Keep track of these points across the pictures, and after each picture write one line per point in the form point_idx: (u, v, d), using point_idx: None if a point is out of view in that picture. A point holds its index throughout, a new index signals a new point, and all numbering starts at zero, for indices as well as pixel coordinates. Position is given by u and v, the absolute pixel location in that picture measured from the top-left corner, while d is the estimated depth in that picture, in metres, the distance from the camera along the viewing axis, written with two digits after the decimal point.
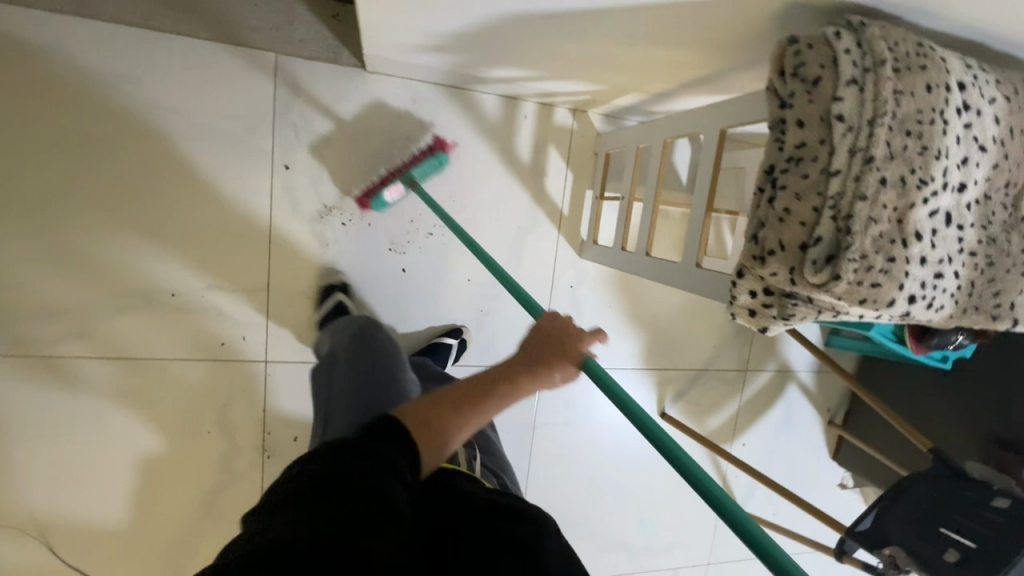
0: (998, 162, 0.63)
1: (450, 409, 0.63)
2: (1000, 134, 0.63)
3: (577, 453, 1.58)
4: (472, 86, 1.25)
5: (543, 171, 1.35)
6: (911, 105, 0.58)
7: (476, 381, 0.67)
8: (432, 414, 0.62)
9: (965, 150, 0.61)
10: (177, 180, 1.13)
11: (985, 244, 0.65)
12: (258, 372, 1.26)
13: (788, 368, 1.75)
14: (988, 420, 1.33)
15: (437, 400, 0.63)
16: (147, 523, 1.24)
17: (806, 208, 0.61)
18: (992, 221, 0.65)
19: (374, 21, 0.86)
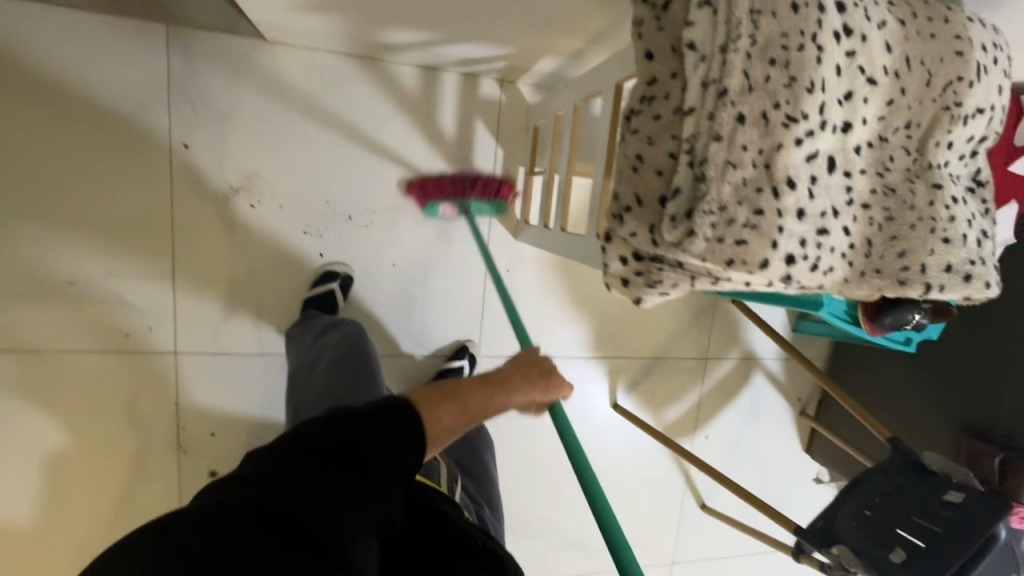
0: (893, 98, 0.54)
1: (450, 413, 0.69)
2: (893, 65, 0.53)
3: (524, 449, 1.49)
4: (385, 57, 1.18)
5: (470, 146, 1.28)
6: (773, 27, 0.49)
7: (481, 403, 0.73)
8: (439, 400, 0.68)
9: (848, 83, 0.52)
10: (67, 163, 1.08)
11: (883, 195, 0.56)
12: (168, 365, 1.20)
13: (753, 356, 1.64)
14: (958, 406, 1.22)
15: (443, 396, 0.69)
16: (56, 522, 1.20)
17: (662, 155, 0.52)
18: (889, 168, 0.56)
19: None
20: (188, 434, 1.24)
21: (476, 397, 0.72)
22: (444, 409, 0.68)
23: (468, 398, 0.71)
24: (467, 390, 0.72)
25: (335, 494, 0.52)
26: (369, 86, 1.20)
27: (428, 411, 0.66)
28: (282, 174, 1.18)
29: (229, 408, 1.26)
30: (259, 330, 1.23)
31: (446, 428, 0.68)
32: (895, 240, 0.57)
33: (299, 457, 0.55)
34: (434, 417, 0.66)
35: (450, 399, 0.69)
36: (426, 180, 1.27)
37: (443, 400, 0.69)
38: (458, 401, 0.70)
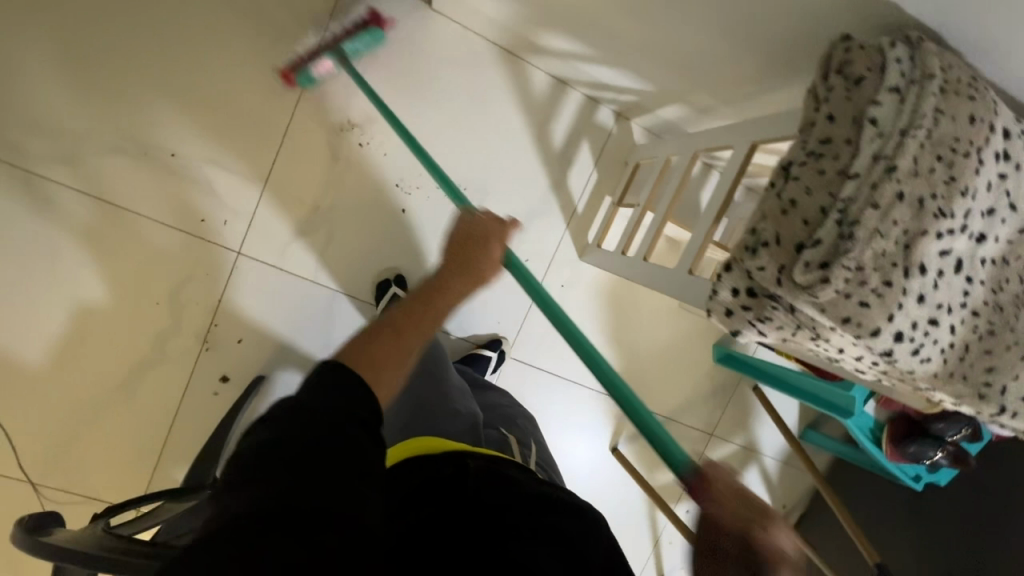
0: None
1: (385, 336, 0.67)
2: None
3: None
4: (526, 57, 1.26)
5: (570, 161, 1.34)
6: (949, 129, 0.55)
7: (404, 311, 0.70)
8: (378, 347, 0.65)
9: (994, 200, 0.57)
10: (219, 52, 1.17)
11: (991, 309, 0.60)
12: (226, 262, 1.23)
13: (755, 448, 1.66)
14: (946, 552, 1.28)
15: (379, 335, 0.66)
16: (59, 376, 1.19)
17: (813, 207, 0.57)
18: (1003, 288, 0.60)
19: None
20: (217, 333, 1.25)
21: (416, 330, 0.69)
22: (382, 352, 0.65)
23: (387, 327, 0.68)
24: (395, 321, 0.69)
25: (350, 482, 0.53)
26: (502, 77, 1.27)
27: (367, 364, 0.62)
28: (396, 127, 1.24)
29: (263, 322, 1.28)
30: (321, 259, 1.28)
31: (396, 363, 0.65)
32: (988, 354, 0.61)
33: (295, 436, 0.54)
34: (378, 364, 0.63)
35: (388, 331, 0.67)
36: (520, 178, 1.32)
37: (377, 343, 0.65)
38: (395, 337, 0.67)
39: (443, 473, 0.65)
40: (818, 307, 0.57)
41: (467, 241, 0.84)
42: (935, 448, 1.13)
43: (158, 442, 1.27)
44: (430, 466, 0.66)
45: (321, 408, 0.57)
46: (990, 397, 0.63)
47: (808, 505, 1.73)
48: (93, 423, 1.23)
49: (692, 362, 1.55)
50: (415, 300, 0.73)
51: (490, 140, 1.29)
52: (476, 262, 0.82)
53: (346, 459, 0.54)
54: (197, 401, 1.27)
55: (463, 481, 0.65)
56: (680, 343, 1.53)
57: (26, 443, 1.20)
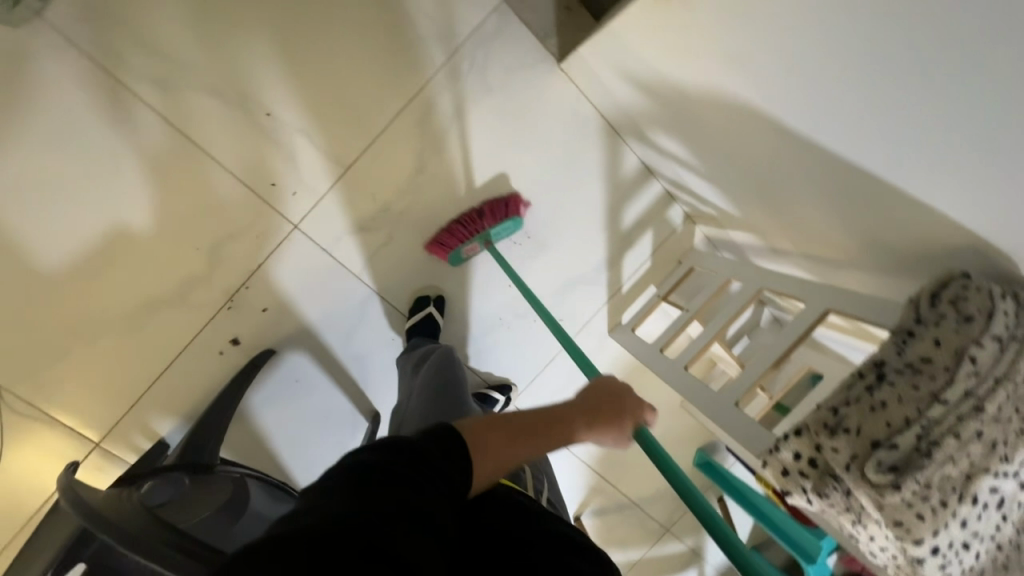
0: None
1: (505, 436, 0.62)
2: None
3: None
4: (627, 139, 1.30)
5: (630, 244, 1.39)
6: None
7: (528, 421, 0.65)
8: (496, 433, 0.61)
9: None
10: (345, 32, 1.13)
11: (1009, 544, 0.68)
12: (280, 231, 1.22)
13: (699, 553, 1.72)
14: None
15: (500, 425, 0.62)
16: (74, 286, 1.14)
17: (899, 416, 0.63)
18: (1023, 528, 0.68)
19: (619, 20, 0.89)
20: (245, 296, 1.23)
21: (527, 442, 0.63)
22: (492, 446, 0.60)
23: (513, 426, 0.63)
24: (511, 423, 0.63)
25: (420, 527, 0.48)
26: (598, 149, 1.31)
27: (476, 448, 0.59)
28: (488, 162, 1.27)
29: (294, 299, 1.26)
30: (370, 258, 1.28)
31: (503, 455, 0.61)
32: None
33: (367, 469, 0.50)
34: (483, 449, 0.59)
35: (515, 425, 0.64)
36: (580, 245, 1.36)
37: (488, 427, 0.61)
38: (509, 434, 0.62)
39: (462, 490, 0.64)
40: (879, 504, 0.63)
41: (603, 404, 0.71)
42: None
43: (150, 380, 1.24)
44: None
45: (403, 454, 0.53)
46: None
47: None
48: (90, 342, 1.18)
49: (671, 458, 1.61)
50: (537, 422, 0.66)
51: (568, 201, 1.33)
52: (611, 418, 0.70)
53: (421, 510, 0.49)
54: (202, 354, 1.25)
55: (483, 500, 0.64)
56: (667, 437, 1.58)
57: (15, 343, 1.15)
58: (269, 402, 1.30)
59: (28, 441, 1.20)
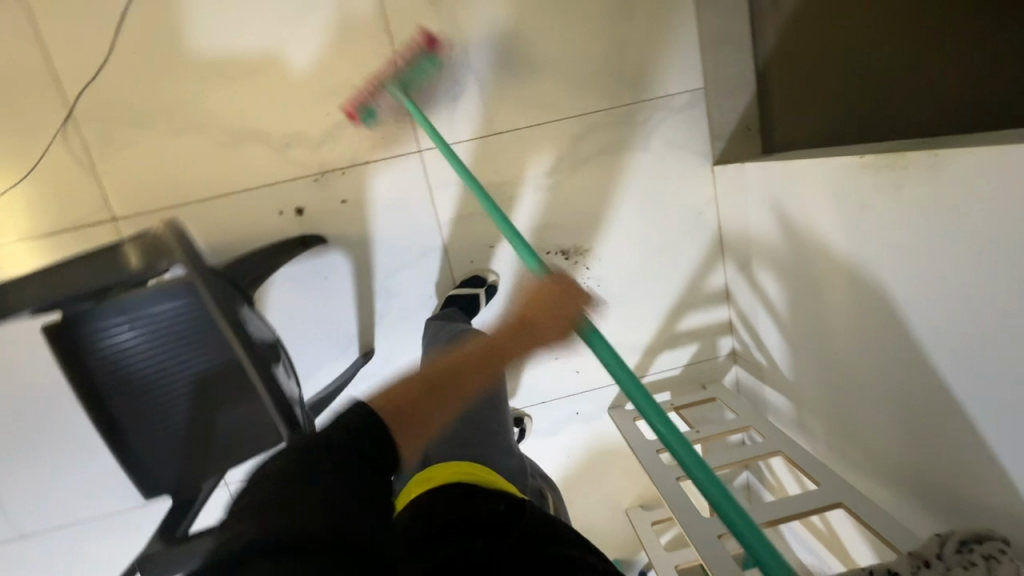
0: None
1: (416, 392, 0.74)
2: None
3: None
4: (726, 260, 1.36)
5: (673, 346, 1.42)
6: None
7: (427, 380, 0.76)
8: (404, 395, 0.72)
9: None
10: (568, 29, 1.20)
11: None
12: (402, 145, 1.22)
13: None
14: None
15: (408, 383, 0.74)
16: (205, 77, 1.14)
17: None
18: None
19: (809, 163, 0.96)
20: (334, 181, 1.22)
21: (446, 374, 0.78)
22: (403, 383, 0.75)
23: (440, 381, 0.77)
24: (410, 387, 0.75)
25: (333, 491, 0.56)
26: (697, 251, 1.36)
27: (393, 423, 0.67)
28: (588, 228, 1.31)
29: (373, 210, 1.25)
30: (459, 217, 1.27)
31: (426, 411, 0.72)
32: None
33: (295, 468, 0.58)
34: (399, 412, 0.69)
35: (410, 390, 0.74)
36: (634, 321, 1.39)
37: (408, 391, 0.73)
38: (422, 383, 0.75)
39: (494, 509, 0.76)
40: None
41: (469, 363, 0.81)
42: None
43: (198, 198, 1.20)
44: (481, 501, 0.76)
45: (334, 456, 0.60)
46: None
47: None
48: (178, 131, 1.16)
49: None
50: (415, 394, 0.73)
51: (649, 277, 1.37)
52: (533, 314, 0.84)
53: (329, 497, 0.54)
54: (262, 204, 1.21)
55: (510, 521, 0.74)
56: (596, 534, 1.55)
57: (119, 94, 1.13)
58: (288, 283, 1.26)
59: (55, 181, 1.14)
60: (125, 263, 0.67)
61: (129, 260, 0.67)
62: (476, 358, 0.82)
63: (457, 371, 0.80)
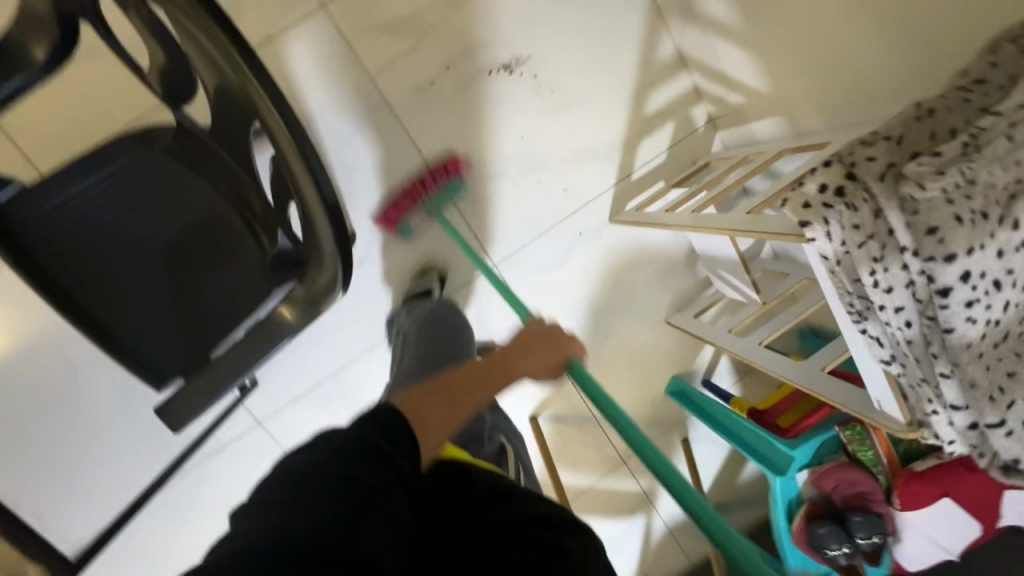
0: None
1: (442, 397, 0.59)
2: None
3: None
4: (670, 21, 1.30)
5: (650, 131, 1.36)
6: None
7: (463, 374, 0.63)
8: (432, 402, 0.58)
9: None
10: None
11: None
12: (304, 5, 1.15)
13: (654, 499, 1.55)
14: None
15: (429, 389, 0.59)
16: None
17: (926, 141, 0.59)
18: None
19: None
20: None
21: (467, 381, 0.63)
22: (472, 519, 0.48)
23: (462, 384, 0.62)
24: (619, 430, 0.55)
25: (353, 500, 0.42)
26: (638, 21, 1.29)
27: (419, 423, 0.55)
28: (521, 34, 1.25)
29: (301, 83, 1.18)
30: (389, 64, 1.21)
31: (444, 421, 0.58)
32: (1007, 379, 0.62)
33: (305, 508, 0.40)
34: (425, 418, 0.56)
35: (439, 391, 0.60)
36: (603, 118, 1.33)
37: (431, 396, 0.58)
38: (448, 391, 0.60)
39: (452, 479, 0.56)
40: (927, 203, 0.57)
41: (535, 338, 0.74)
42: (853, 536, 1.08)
43: None
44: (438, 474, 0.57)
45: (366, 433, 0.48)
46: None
47: None
48: None
49: (645, 382, 1.49)
50: (453, 381, 0.62)
51: (601, 66, 1.30)
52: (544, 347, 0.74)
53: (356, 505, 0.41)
54: None
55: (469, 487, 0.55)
56: (647, 354, 1.48)
57: None
58: None
59: None
60: (36, 56, 0.60)
61: (37, 52, 0.60)
62: (489, 369, 0.66)
63: (496, 364, 0.67)
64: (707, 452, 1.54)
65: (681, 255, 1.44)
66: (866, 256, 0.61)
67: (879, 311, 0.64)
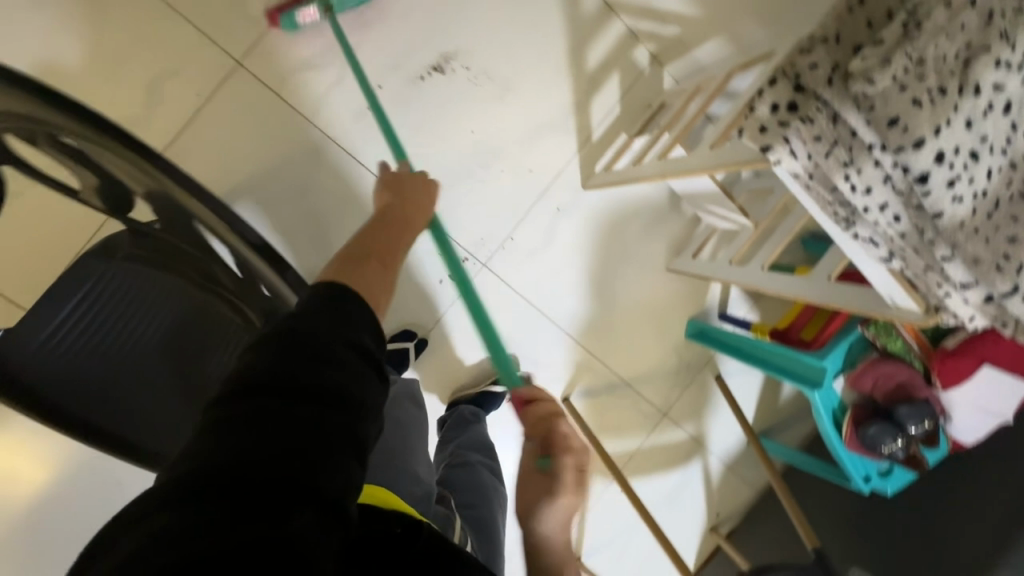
0: None
1: (353, 263, 0.65)
2: None
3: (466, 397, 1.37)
4: None
5: (597, 87, 1.33)
6: None
7: (375, 232, 0.73)
8: (349, 270, 0.63)
9: None
10: None
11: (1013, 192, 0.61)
12: (224, 68, 1.14)
13: (703, 441, 1.56)
14: (884, 552, 1.21)
15: (339, 261, 0.65)
16: None
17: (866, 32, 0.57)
18: (1017, 171, 0.61)
19: None
20: (188, 142, 1.14)
21: (370, 237, 0.72)
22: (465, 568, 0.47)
23: (376, 247, 0.70)
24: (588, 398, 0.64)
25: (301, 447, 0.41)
26: None
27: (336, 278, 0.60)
28: (443, 29, 1.22)
29: (242, 144, 1.17)
30: (323, 98, 1.19)
31: (375, 288, 0.63)
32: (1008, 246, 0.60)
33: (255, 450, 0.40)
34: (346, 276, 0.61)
35: (349, 253, 0.67)
36: (548, 87, 1.30)
37: (346, 264, 0.64)
38: (369, 259, 0.67)
39: (392, 532, 0.51)
40: (883, 94, 0.55)
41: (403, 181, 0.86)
42: (906, 427, 1.08)
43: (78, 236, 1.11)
44: (377, 518, 0.51)
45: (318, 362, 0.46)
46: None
47: (742, 518, 1.61)
48: None
49: (664, 333, 1.48)
50: (366, 248, 0.69)
51: (530, 38, 1.27)
52: (407, 194, 0.85)
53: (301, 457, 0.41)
54: None
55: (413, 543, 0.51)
56: (659, 306, 1.46)
57: None
58: None
59: None
60: None
61: None
62: (379, 226, 0.75)
63: (378, 222, 0.76)
64: (743, 383, 1.54)
65: (663, 200, 1.42)
66: (837, 164, 0.58)
67: (864, 214, 0.61)
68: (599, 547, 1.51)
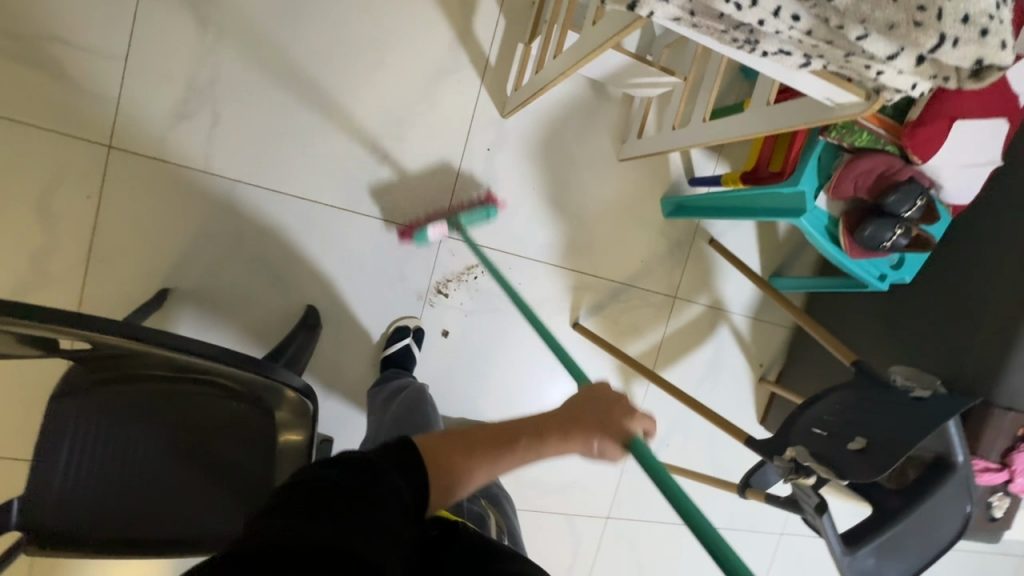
0: None
1: (462, 448, 0.60)
2: None
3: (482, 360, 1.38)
4: None
5: (472, 8, 1.22)
6: None
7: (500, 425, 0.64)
8: (445, 452, 0.59)
9: None
10: None
11: None
12: (98, 158, 1.08)
13: (721, 306, 1.55)
14: (921, 337, 1.21)
15: (452, 441, 0.60)
16: None
17: None
18: None
19: None
20: (106, 246, 1.11)
21: (487, 435, 0.62)
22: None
23: (483, 436, 0.62)
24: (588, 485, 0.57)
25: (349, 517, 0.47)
26: None
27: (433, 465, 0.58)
28: (289, 20, 1.12)
29: (157, 224, 1.12)
30: (209, 145, 1.12)
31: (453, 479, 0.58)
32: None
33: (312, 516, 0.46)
34: (440, 467, 0.58)
35: (451, 440, 0.60)
36: (423, 32, 1.20)
37: (447, 444, 0.60)
38: (464, 444, 0.60)
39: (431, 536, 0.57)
40: None
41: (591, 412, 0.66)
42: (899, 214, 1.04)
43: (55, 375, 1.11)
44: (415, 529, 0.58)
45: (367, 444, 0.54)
46: (974, 23, 0.54)
47: (786, 357, 1.62)
48: None
49: (642, 223, 1.44)
50: (499, 431, 0.63)
51: None
52: (589, 430, 0.64)
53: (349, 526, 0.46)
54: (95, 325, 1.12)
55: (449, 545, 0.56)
56: (626, 199, 1.42)
57: None
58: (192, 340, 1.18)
59: None
60: None
61: None
62: (523, 421, 0.64)
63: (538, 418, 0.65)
64: (737, 237, 1.51)
65: (587, 93, 1.34)
66: None
67: (760, 25, 0.57)
68: (664, 438, 1.55)
